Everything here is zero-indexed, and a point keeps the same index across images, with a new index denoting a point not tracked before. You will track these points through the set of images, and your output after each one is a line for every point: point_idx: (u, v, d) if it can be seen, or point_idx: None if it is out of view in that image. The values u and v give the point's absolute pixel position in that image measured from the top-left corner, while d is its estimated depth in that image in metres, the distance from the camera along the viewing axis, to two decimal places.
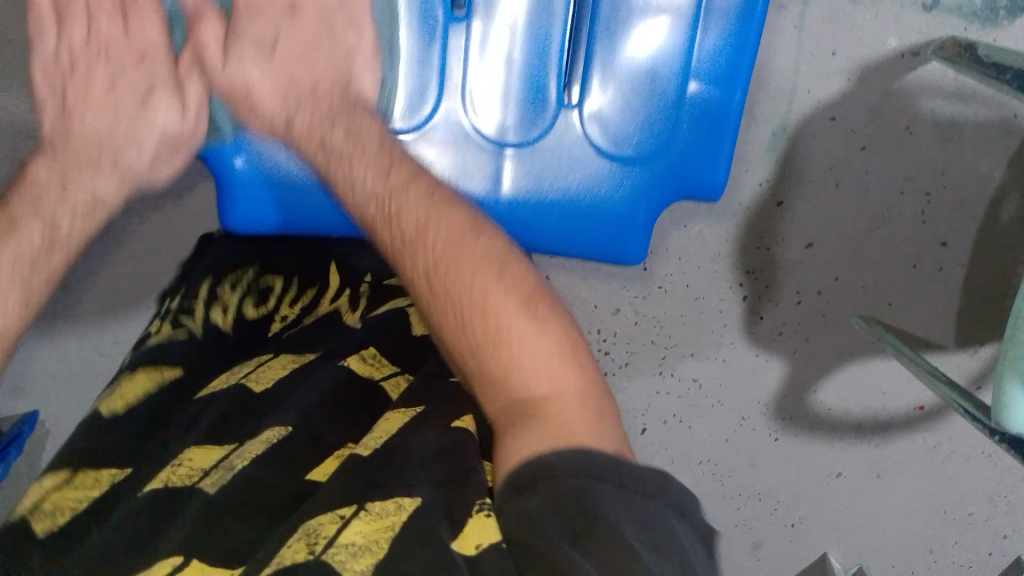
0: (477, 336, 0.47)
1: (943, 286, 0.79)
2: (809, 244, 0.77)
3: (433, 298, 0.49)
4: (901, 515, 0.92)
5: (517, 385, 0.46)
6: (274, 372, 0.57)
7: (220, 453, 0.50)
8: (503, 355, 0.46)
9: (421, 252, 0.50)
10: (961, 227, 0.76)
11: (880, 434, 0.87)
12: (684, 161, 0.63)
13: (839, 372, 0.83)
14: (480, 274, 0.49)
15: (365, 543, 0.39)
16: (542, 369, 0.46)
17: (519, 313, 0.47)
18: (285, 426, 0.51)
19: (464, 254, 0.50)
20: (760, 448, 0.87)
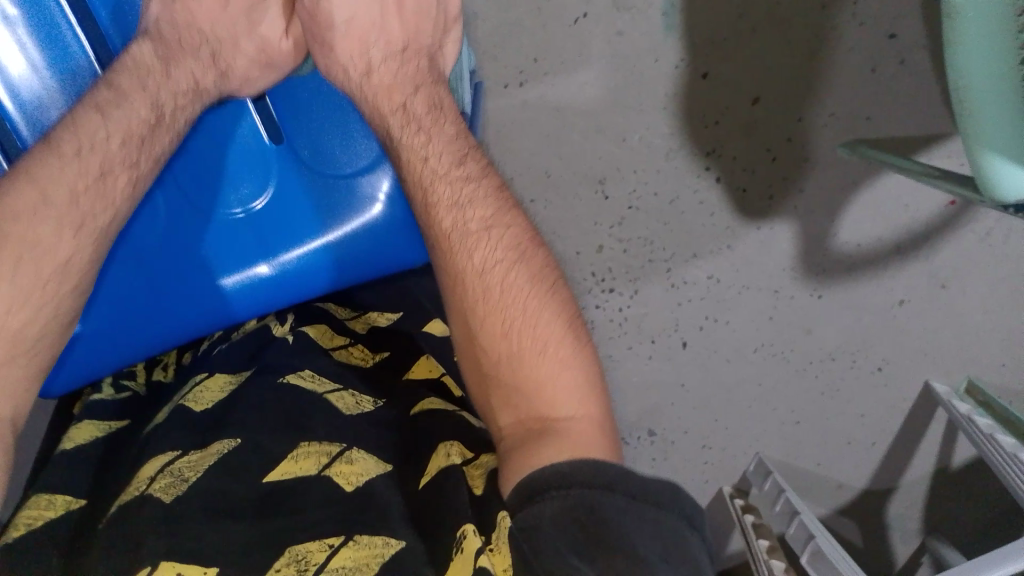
0: (511, 371, 0.48)
1: (913, 74, 0.73)
2: (755, 100, 0.73)
3: (487, 320, 0.50)
4: (988, 314, 0.86)
5: (546, 406, 0.47)
6: (212, 393, 0.53)
7: (167, 462, 0.47)
8: (536, 397, 0.47)
9: (484, 304, 0.50)
10: (904, 10, 0.70)
11: (923, 247, 0.81)
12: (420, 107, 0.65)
13: (851, 206, 0.78)
14: (538, 336, 0.49)
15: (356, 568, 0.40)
16: (570, 392, 0.47)
17: (566, 366, 0.48)
18: (233, 438, 0.48)
19: (521, 312, 0.49)
20: (807, 311, 0.83)
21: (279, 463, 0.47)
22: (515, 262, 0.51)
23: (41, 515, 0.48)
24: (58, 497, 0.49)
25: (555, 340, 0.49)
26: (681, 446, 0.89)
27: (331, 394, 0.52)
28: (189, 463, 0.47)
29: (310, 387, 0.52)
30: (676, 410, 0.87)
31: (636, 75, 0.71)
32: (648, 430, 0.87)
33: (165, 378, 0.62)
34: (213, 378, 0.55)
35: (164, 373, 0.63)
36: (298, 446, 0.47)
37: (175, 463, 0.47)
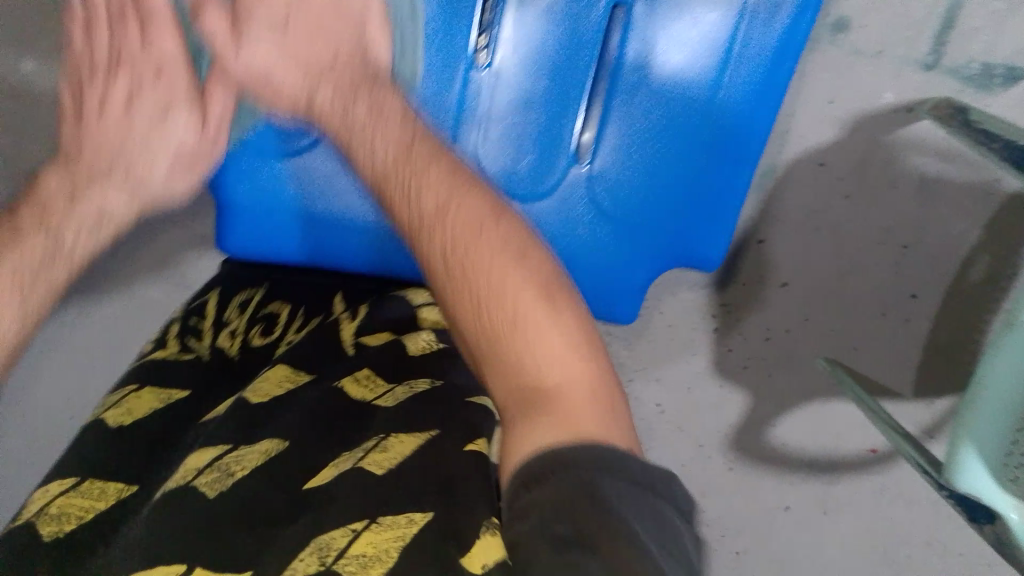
0: (488, 313, 0.47)
1: (909, 335, 0.80)
2: (783, 284, 0.79)
3: (474, 283, 0.47)
4: (844, 557, 0.92)
5: (527, 372, 0.46)
6: (269, 387, 0.57)
7: (217, 455, 0.51)
8: (518, 343, 0.46)
9: (438, 235, 0.49)
10: (932, 283, 0.77)
11: (830, 473, 0.88)
12: (686, 219, 0.63)
13: (796, 410, 0.85)
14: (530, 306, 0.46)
15: (375, 552, 0.40)
16: (550, 354, 0.46)
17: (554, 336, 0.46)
18: (281, 441, 0.52)
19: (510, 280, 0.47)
20: (713, 477, 0.88)
21: (321, 470, 0.49)
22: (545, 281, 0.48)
23: (92, 506, 0.54)
24: (112, 485, 0.55)
25: (538, 303, 0.47)
26: None
27: (380, 398, 0.55)
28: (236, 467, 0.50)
29: (360, 393, 0.55)
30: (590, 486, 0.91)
31: None
32: None
33: (230, 352, 0.67)
34: (275, 368, 0.60)
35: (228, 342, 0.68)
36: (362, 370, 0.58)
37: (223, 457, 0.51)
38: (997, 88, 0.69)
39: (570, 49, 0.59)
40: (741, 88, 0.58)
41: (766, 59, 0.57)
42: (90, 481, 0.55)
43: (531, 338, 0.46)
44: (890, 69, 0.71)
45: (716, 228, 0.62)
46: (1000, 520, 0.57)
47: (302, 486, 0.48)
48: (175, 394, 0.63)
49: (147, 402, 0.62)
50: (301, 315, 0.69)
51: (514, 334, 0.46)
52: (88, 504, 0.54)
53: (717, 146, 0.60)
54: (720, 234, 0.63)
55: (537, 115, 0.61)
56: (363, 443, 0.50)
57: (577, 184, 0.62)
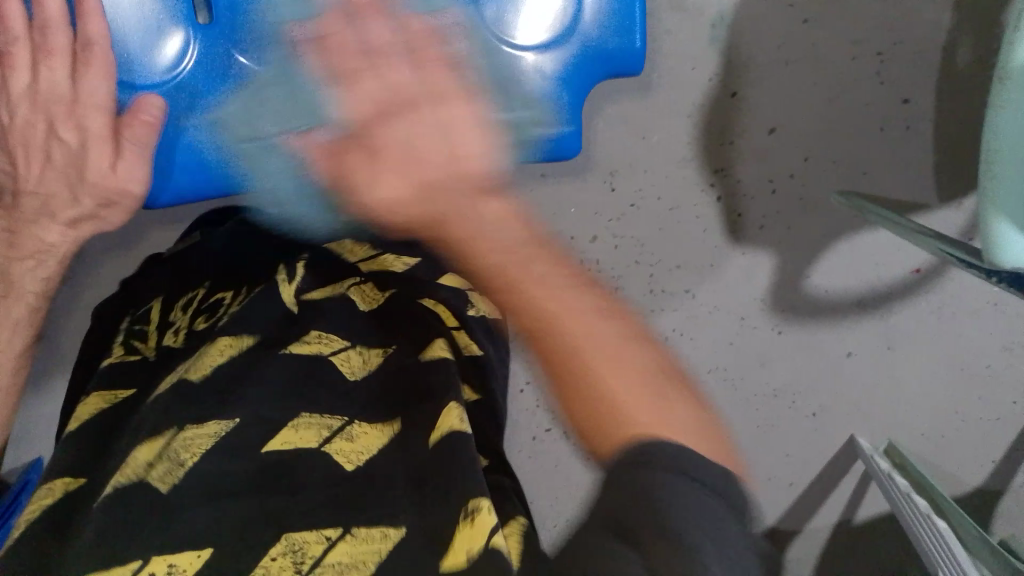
0: (565, 367, 0.38)
1: (916, 144, 0.77)
2: (772, 129, 0.76)
3: (526, 304, 0.41)
4: (923, 384, 0.90)
5: (605, 396, 0.37)
6: (210, 362, 0.41)
7: (161, 442, 0.37)
8: (582, 388, 0.38)
9: (480, 264, 0.44)
10: (921, 81, 0.75)
11: (881, 306, 0.86)
12: (597, 33, 0.61)
13: (828, 254, 0.82)
14: (595, 326, 0.40)
15: (352, 563, 0.34)
16: (580, 318, 0.40)
17: (628, 363, 0.38)
18: (231, 418, 0.38)
19: (567, 303, 0.41)
20: (765, 345, 0.86)
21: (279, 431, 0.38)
22: (618, 313, 0.41)
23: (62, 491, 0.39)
24: (57, 482, 0.39)
25: (590, 306, 0.40)
26: None
27: (338, 358, 0.43)
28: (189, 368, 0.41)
29: (314, 353, 0.43)
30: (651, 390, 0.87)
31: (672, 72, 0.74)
32: None
33: (175, 342, 0.48)
34: (214, 340, 0.43)
35: (174, 338, 0.49)
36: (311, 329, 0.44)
37: (169, 444, 0.37)
38: None
39: None
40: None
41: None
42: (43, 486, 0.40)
43: (603, 379, 0.37)
44: None
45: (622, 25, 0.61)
46: None
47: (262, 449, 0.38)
48: (243, 339, 0.43)
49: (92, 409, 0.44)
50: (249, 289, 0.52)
51: (580, 377, 0.38)
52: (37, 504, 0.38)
53: None
54: (634, 26, 0.61)
55: None
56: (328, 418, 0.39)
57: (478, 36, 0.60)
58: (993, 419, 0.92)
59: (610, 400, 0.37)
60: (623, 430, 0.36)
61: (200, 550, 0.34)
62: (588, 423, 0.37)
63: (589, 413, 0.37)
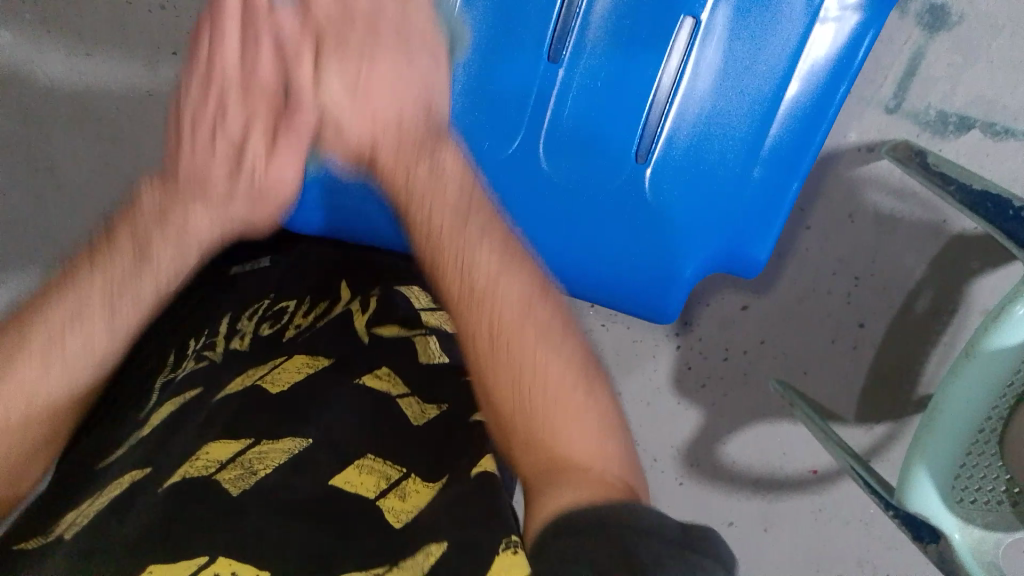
0: (482, 343, 0.47)
1: (856, 361, 0.84)
2: (744, 306, 0.83)
3: (500, 364, 0.46)
4: (784, 573, 0.96)
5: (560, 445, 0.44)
6: (289, 376, 0.52)
7: (238, 449, 0.46)
8: (536, 402, 0.45)
9: (485, 314, 0.48)
10: (880, 313, 0.82)
11: (773, 493, 0.91)
12: (736, 233, 0.63)
13: (746, 430, 0.88)
14: (574, 399, 0.45)
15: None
16: (559, 393, 0.45)
17: (575, 389, 0.46)
18: (306, 438, 0.46)
19: (527, 331, 0.47)
20: (664, 488, 0.92)
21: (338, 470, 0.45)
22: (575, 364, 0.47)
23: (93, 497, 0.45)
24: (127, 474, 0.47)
25: (550, 328, 0.47)
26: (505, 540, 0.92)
27: (402, 400, 0.51)
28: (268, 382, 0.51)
29: (384, 388, 0.51)
30: None
31: None
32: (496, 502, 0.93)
33: (241, 346, 0.57)
34: (290, 357, 0.54)
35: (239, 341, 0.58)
36: (380, 368, 0.53)
37: (245, 454, 0.45)
38: (950, 134, 0.74)
39: (630, 43, 0.59)
40: (802, 106, 0.60)
41: (824, 77, 0.59)
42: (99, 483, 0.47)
43: (568, 418, 0.44)
44: (855, 109, 0.75)
45: (761, 231, 0.63)
46: (945, 540, 0.62)
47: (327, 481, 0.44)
48: (319, 361, 0.54)
49: (165, 410, 0.53)
50: (310, 303, 0.62)
51: (549, 426, 0.44)
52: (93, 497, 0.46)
53: (773, 160, 0.61)
54: (766, 239, 0.63)
55: (592, 115, 0.60)
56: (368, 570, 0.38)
57: (635, 188, 0.60)
58: None
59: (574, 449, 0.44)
60: (563, 458, 0.43)
61: None
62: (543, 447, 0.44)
63: (537, 446, 0.44)
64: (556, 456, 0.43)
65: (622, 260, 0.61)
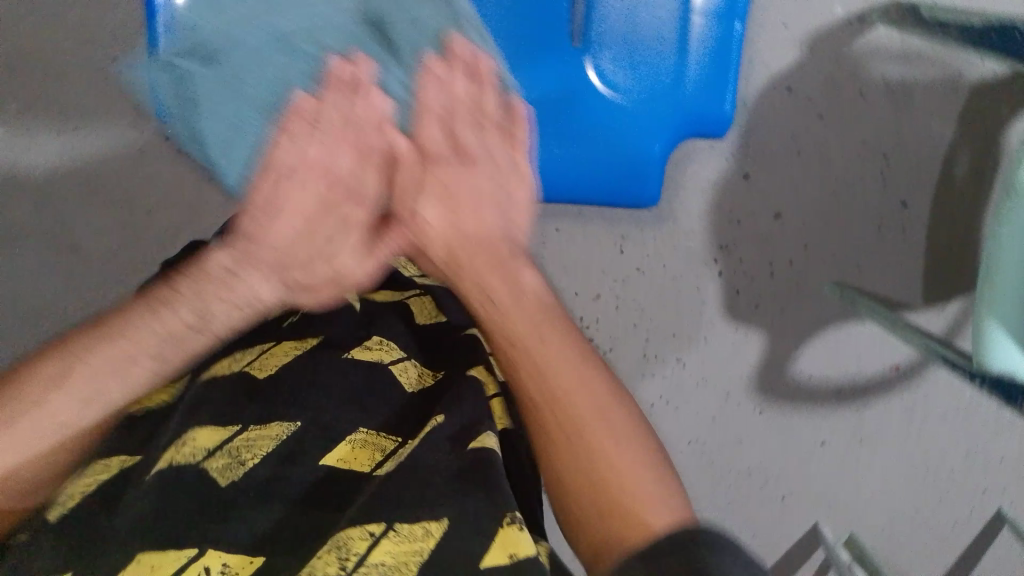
0: (523, 344, 0.47)
1: (907, 243, 0.80)
2: (777, 215, 0.79)
3: (534, 381, 0.45)
4: (888, 480, 0.92)
5: (615, 491, 0.42)
6: (278, 360, 0.50)
7: (226, 436, 0.44)
8: (590, 488, 0.42)
9: (527, 385, 0.45)
10: (920, 188, 0.78)
11: (856, 401, 0.88)
12: (692, 99, 0.64)
13: (814, 340, 0.85)
14: (602, 436, 0.43)
15: (396, 564, 0.38)
16: (613, 429, 0.44)
17: (628, 439, 0.44)
18: (292, 421, 0.46)
19: (566, 373, 0.45)
20: (744, 423, 0.88)
21: (338, 445, 0.46)
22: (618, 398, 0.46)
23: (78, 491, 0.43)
24: (114, 458, 0.45)
25: (604, 394, 0.45)
26: None
27: (397, 367, 0.51)
28: (257, 365, 0.49)
29: (375, 358, 0.51)
30: None
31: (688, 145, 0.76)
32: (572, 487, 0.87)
33: None
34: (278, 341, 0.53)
35: None
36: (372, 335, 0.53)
37: (232, 441, 0.44)
38: None
39: None
40: None
41: None
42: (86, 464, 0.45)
43: (611, 450, 0.43)
44: None
45: (718, 86, 0.64)
46: None
47: (320, 461, 0.45)
48: (310, 341, 0.51)
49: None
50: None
51: (578, 429, 0.44)
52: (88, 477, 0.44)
53: (710, 12, 0.63)
54: (725, 91, 0.64)
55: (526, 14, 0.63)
56: (365, 528, 0.39)
57: (589, 76, 0.63)
58: (950, 523, 0.94)
59: (627, 487, 0.42)
60: (624, 501, 0.41)
61: (253, 559, 0.40)
62: (597, 510, 0.42)
63: (589, 479, 0.42)
64: (612, 497, 0.42)
65: (597, 156, 0.65)
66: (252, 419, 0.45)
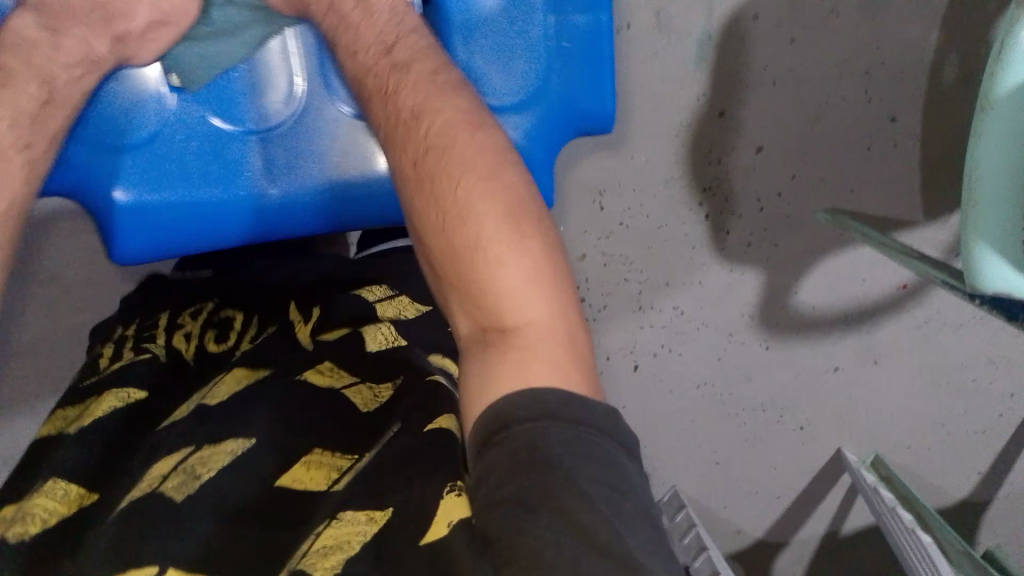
0: (454, 240, 0.46)
1: (899, 158, 0.77)
2: (758, 149, 0.75)
3: (454, 223, 0.46)
4: (907, 396, 0.91)
5: (505, 318, 0.44)
6: (228, 391, 0.51)
7: (180, 458, 0.45)
8: (483, 275, 0.44)
9: (450, 202, 0.46)
10: (907, 100, 0.74)
11: (866, 323, 0.86)
12: (572, 95, 0.62)
13: (815, 271, 0.83)
14: (519, 263, 0.44)
15: (336, 543, 0.38)
16: (519, 289, 0.44)
17: (529, 261, 0.45)
18: (247, 438, 0.46)
19: (489, 217, 0.45)
20: (751, 359, 0.86)
21: (292, 465, 0.45)
22: (546, 277, 0.45)
23: (54, 512, 0.44)
24: (75, 489, 0.46)
25: (531, 275, 0.44)
26: None
27: (349, 390, 0.51)
28: (209, 398, 0.51)
29: (326, 382, 0.51)
30: (672, 403, 0.87)
31: (657, 88, 0.72)
32: None
33: (187, 353, 0.58)
34: (230, 372, 0.53)
35: (184, 343, 0.59)
36: (325, 362, 0.53)
37: (188, 460, 0.44)
38: None
39: None
40: None
41: None
42: (53, 483, 0.46)
43: (500, 263, 0.44)
44: None
45: (597, 78, 0.62)
46: None
47: (274, 482, 0.44)
48: (260, 372, 0.53)
49: (108, 405, 0.52)
50: (255, 322, 0.61)
51: (475, 247, 0.45)
52: (51, 508, 0.45)
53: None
54: (605, 88, 0.62)
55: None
56: (312, 529, 0.40)
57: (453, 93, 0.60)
58: (977, 432, 0.93)
59: (535, 379, 0.40)
60: (509, 334, 0.44)
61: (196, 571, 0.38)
62: (493, 385, 0.41)
63: (500, 338, 0.43)
64: (522, 386, 0.40)
65: None
66: (203, 440, 0.46)
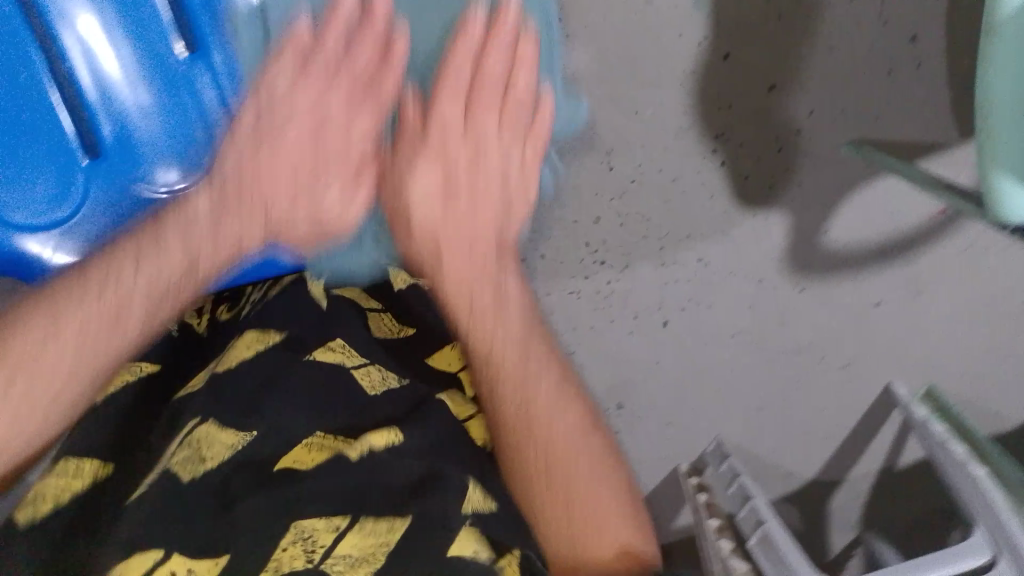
0: (528, 465, 0.54)
1: (925, 80, 0.72)
2: (770, 87, 0.71)
3: (521, 439, 0.55)
4: (957, 324, 0.87)
5: (592, 543, 0.52)
6: (237, 355, 0.52)
7: (188, 431, 0.47)
8: (556, 477, 0.54)
9: (505, 403, 0.56)
10: (926, 17, 0.69)
11: (905, 255, 0.82)
12: None
13: (845, 207, 0.79)
14: (583, 463, 0.54)
15: (363, 554, 0.44)
16: (587, 463, 0.54)
17: (593, 471, 0.54)
18: (250, 432, 0.48)
19: (555, 419, 0.55)
20: (786, 302, 0.84)
21: (296, 446, 0.49)
22: (604, 449, 0.56)
23: (69, 488, 0.46)
24: (88, 463, 0.48)
25: (598, 455, 0.55)
26: (647, 420, 0.89)
27: (358, 370, 0.54)
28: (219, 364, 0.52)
29: (336, 360, 0.54)
30: (707, 352, 0.85)
31: (656, 38, 0.68)
32: (618, 403, 0.87)
33: (200, 328, 0.60)
34: (240, 335, 0.54)
35: (195, 317, 0.60)
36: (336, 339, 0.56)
37: (196, 432, 0.47)
38: None
39: None
40: None
41: None
42: (65, 460, 0.48)
43: (573, 455, 0.54)
44: None
45: None
46: None
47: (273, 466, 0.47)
48: (271, 336, 0.54)
49: (127, 379, 0.54)
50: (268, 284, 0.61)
51: (555, 459, 0.54)
52: (65, 488, 0.46)
53: None
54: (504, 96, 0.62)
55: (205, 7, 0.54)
56: None
57: None
58: None
59: (603, 530, 0.52)
60: (587, 547, 0.52)
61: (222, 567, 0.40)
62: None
63: (569, 513, 0.52)
64: (587, 556, 0.51)
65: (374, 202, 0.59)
66: (213, 415, 0.48)
